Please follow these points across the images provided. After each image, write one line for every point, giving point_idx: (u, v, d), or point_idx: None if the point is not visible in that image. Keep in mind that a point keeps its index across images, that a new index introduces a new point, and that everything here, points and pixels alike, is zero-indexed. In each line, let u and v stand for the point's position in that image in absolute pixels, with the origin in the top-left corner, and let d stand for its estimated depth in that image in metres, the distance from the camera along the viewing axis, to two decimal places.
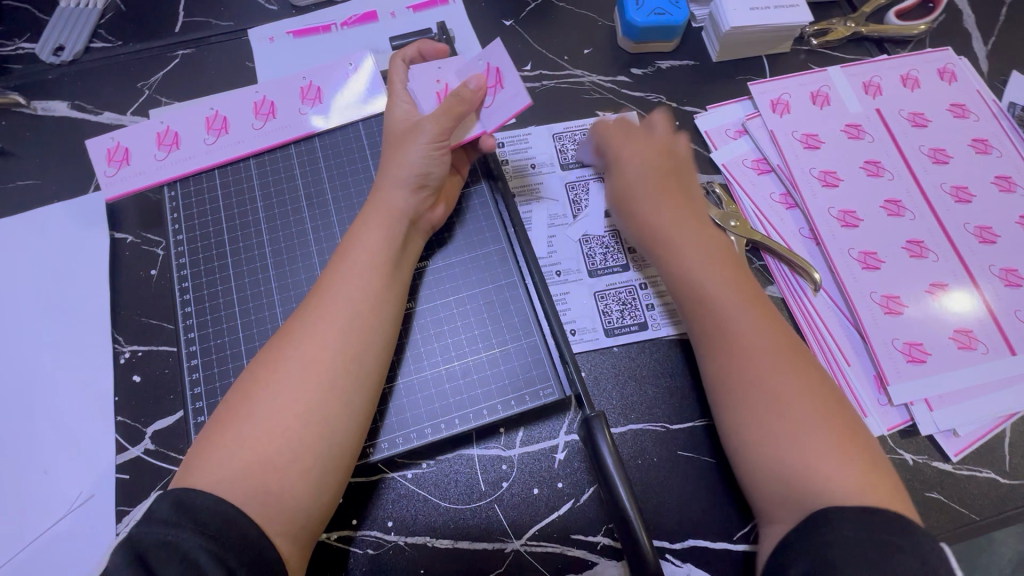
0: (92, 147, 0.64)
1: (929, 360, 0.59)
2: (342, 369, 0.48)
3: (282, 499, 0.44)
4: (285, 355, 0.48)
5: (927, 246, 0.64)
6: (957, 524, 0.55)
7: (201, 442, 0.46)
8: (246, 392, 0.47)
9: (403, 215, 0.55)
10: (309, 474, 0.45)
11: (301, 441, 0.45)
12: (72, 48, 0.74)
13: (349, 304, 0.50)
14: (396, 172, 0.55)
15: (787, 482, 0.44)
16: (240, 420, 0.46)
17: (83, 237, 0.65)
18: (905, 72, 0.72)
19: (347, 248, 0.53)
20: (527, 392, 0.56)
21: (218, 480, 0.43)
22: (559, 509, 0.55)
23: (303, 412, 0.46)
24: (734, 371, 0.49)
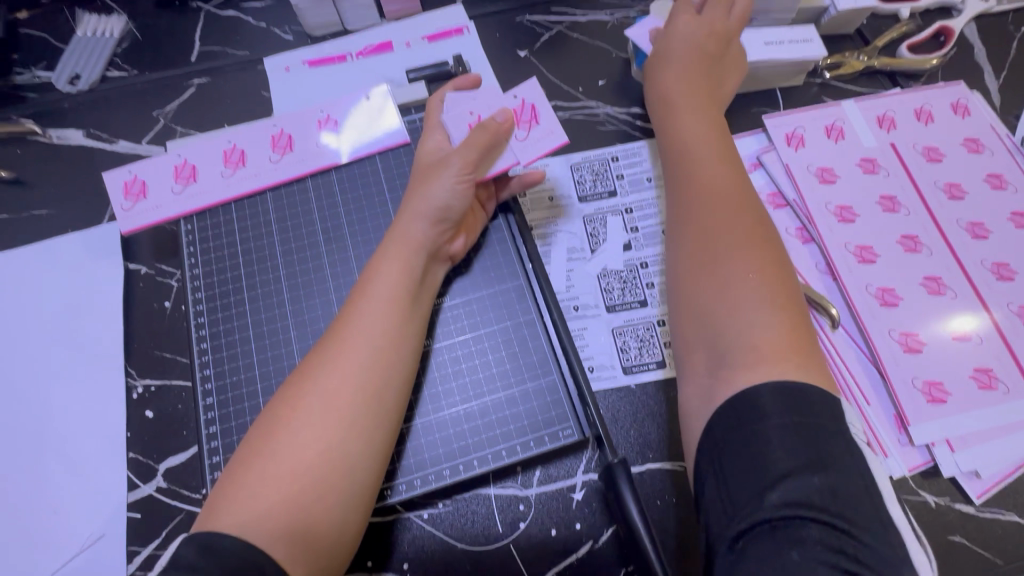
0: (109, 179, 0.63)
1: (949, 400, 0.59)
2: (364, 407, 0.48)
3: (304, 545, 0.43)
4: (306, 392, 0.47)
5: (945, 283, 0.64)
6: (981, 569, 0.54)
7: (223, 480, 0.45)
8: (268, 430, 0.47)
9: (423, 248, 0.55)
10: (331, 518, 0.44)
11: (322, 483, 0.45)
12: (88, 77, 0.74)
13: (370, 340, 0.50)
14: (418, 206, 0.55)
15: (708, 319, 0.48)
16: (262, 459, 0.45)
17: (96, 268, 0.65)
18: (918, 107, 0.73)
19: (370, 280, 0.53)
20: (546, 432, 0.55)
21: (239, 522, 0.42)
22: (577, 551, 0.55)
23: (325, 451, 0.45)
24: (693, 239, 0.52)
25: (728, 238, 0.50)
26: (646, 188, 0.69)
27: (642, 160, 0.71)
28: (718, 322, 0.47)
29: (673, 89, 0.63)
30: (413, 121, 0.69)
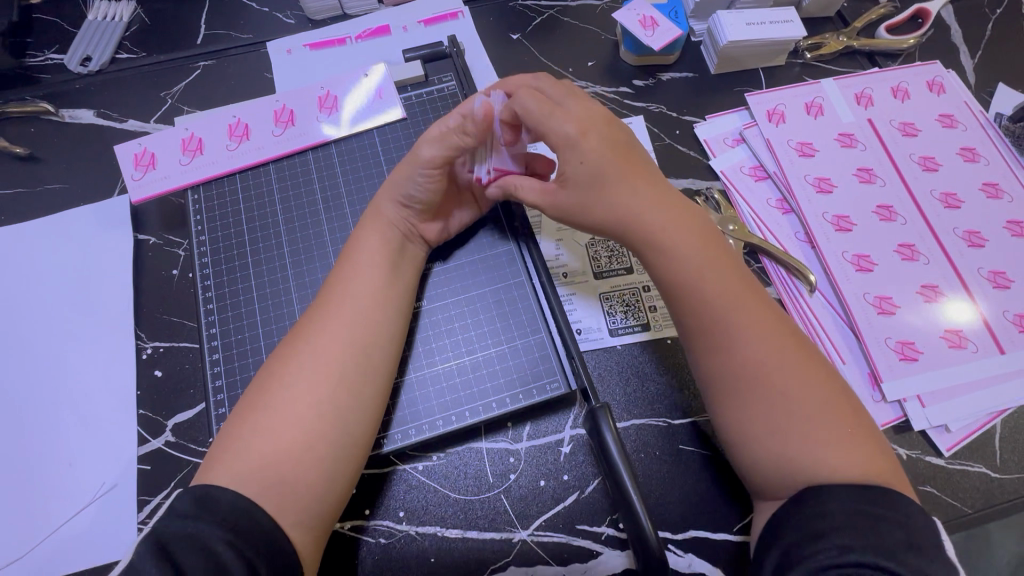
0: (120, 152, 0.67)
1: (921, 358, 0.62)
2: (350, 363, 0.51)
3: (296, 488, 0.46)
4: (296, 350, 0.51)
5: (918, 249, 0.67)
6: (949, 516, 0.57)
7: (221, 434, 0.48)
8: (262, 386, 0.50)
9: (399, 227, 0.58)
10: (322, 463, 0.47)
11: (312, 430, 0.47)
12: (99, 59, 0.77)
13: (355, 302, 0.53)
14: (390, 189, 0.58)
15: (785, 467, 0.46)
16: (256, 411, 0.48)
17: (107, 239, 0.68)
18: (895, 84, 0.76)
19: (351, 252, 0.56)
20: (535, 386, 0.58)
21: (235, 468, 0.45)
22: (564, 501, 0.57)
23: (314, 403, 0.48)
24: (740, 387, 0.48)
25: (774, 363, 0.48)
26: None
27: None
28: (803, 467, 0.45)
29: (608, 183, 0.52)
30: (409, 98, 0.72)
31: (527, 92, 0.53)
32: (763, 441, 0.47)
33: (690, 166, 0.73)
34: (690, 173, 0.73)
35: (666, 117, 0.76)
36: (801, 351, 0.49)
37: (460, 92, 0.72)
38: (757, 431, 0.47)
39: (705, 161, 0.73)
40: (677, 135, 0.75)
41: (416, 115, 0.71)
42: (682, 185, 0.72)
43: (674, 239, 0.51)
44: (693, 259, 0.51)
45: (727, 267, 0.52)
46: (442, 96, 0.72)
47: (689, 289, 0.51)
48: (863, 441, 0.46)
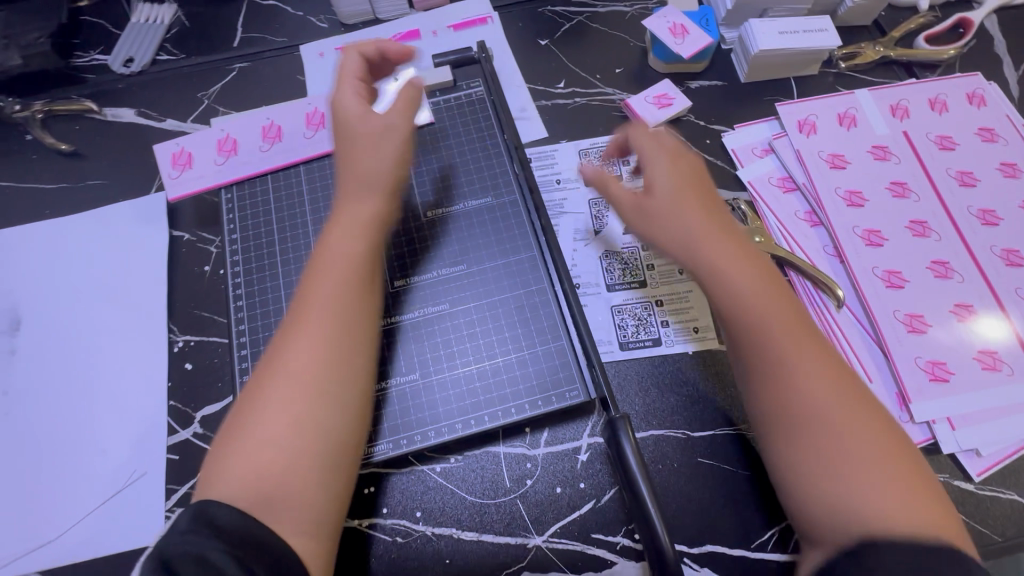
0: (158, 151, 0.70)
1: (952, 379, 0.60)
2: (335, 362, 0.48)
3: (290, 501, 0.44)
4: (273, 360, 0.48)
5: (952, 267, 0.65)
6: (977, 543, 0.55)
7: (213, 449, 0.46)
8: (242, 406, 0.47)
9: (383, 211, 0.55)
10: (313, 471, 0.45)
11: (296, 440, 0.45)
12: (141, 60, 0.80)
13: (329, 306, 0.49)
14: (365, 170, 0.55)
15: (831, 509, 0.43)
16: (246, 422, 0.46)
17: (144, 234, 0.70)
18: (932, 96, 0.74)
19: (332, 242, 0.53)
20: (554, 393, 0.59)
21: (230, 488, 0.43)
22: (580, 509, 0.57)
23: (300, 409, 0.46)
24: (795, 430, 0.45)
25: (824, 396, 0.45)
26: None
27: None
28: (852, 513, 0.42)
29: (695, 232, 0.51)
30: (437, 102, 0.73)
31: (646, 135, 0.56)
32: (822, 502, 0.43)
33: (717, 176, 0.72)
34: (717, 183, 0.72)
35: (694, 126, 0.75)
36: (857, 398, 0.46)
37: (487, 98, 0.73)
38: (788, 444, 0.46)
39: (733, 171, 0.73)
40: (706, 144, 0.74)
41: (444, 119, 0.72)
42: None
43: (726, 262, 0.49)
44: (746, 282, 0.49)
45: (779, 293, 0.50)
46: (469, 101, 0.73)
47: (741, 325, 0.49)
48: (926, 502, 0.42)
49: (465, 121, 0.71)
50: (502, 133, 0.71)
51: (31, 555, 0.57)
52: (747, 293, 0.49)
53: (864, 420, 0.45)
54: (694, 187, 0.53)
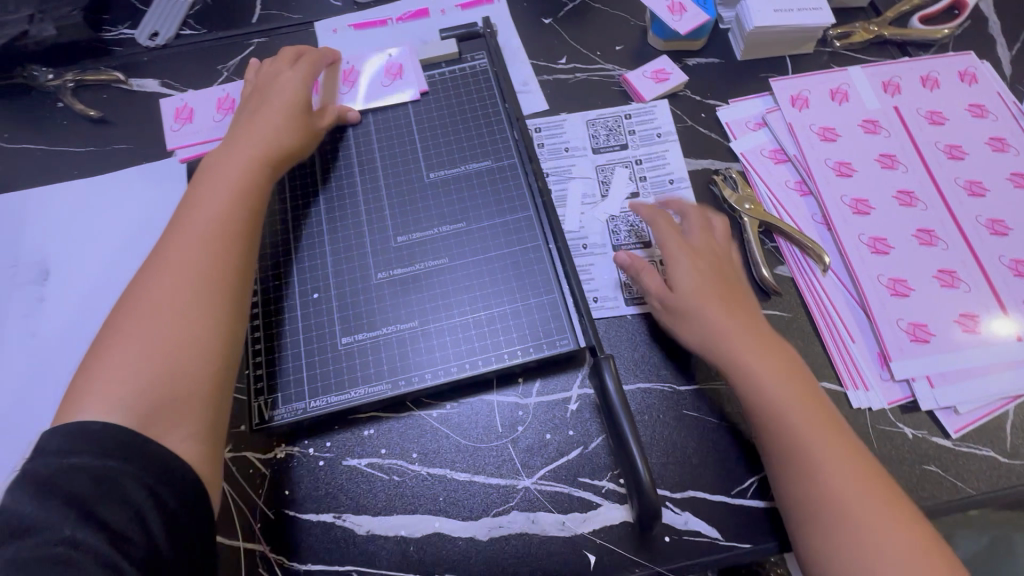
0: (165, 107, 0.80)
1: (933, 341, 0.62)
2: (204, 278, 0.53)
3: (175, 406, 0.47)
4: (145, 290, 0.51)
5: (937, 235, 0.67)
6: (952, 496, 0.57)
7: (77, 383, 0.48)
8: (112, 335, 0.50)
9: (263, 162, 0.62)
10: (194, 377, 0.49)
11: (170, 352, 0.49)
12: (165, 34, 0.85)
13: (202, 239, 0.54)
14: (251, 134, 0.63)
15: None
16: (111, 346, 0.49)
17: (165, 194, 0.74)
18: (924, 74, 0.76)
19: (202, 190, 0.59)
20: (546, 340, 0.62)
21: (106, 404, 0.45)
22: (568, 454, 0.60)
23: (169, 321, 0.50)
24: (827, 514, 0.50)
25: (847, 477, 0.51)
26: (656, 142, 0.75)
27: (653, 119, 0.76)
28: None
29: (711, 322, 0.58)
30: (442, 74, 0.76)
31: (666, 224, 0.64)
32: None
33: (710, 148, 0.75)
34: (710, 154, 0.74)
35: (690, 100, 0.78)
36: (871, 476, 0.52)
37: (490, 69, 0.76)
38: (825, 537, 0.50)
39: (726, 144, 0.75)
40: (701, 117, 0.77)
41: (447, 90, 0.75)
42: (700, 165, 0.74)
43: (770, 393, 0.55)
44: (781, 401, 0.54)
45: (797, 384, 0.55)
46: (473, 73, 0.76)
47: (772, 418, 0.54)
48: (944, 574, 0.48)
49: (468, 93, 0.75)
50: (503, 103, 0.74)
51: None
52: (784, 428, 0.53)
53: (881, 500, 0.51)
54: (719, 293, 0.60)
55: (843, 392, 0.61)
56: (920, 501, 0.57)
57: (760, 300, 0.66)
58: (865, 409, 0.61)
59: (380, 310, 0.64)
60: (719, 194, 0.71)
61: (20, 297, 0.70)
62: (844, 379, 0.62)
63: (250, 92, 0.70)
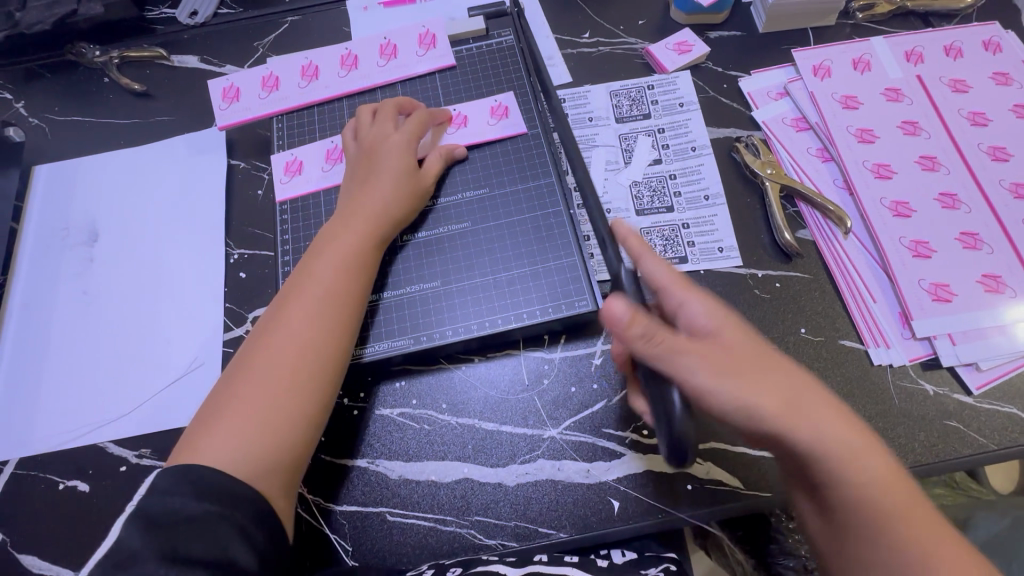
0: (275, 160, 0.74)
1: (955, 300, 0.62)
2: (311, 352, 0.55)
3: (276, 468, 0.51)
4: (263, 350, 0.55)
5: (960, 199, 0.67)
6: (971, 450, 0.58)
7: (196, 428, 0.52)
8: (227, 391, 0.53)
9: (376, 226, 0.62)
10: (292, 445, 0.53)
11: (277, 421, 0.52)
12: (204, 12, 0.88)
13: (315, 308, 0.56)
14: (365, 198, 0.63)
15: None
16: (228, 403, 0.53)
17: (205, 162, 0.78)
18: (948, 43, 0.76)
19: (319, 250, 0.60)
20: (564, 302, 0.63)
21: (217, 457, 0.50)
22: (593, 406, 0.62)
23: (271, 396, 0.53)
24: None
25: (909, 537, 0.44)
26: (678, 111, 0.76)
27: (675, 88, 0.78)
28: None
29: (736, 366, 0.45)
30: (469, 49, 0.77)
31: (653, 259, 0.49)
32: None
33: (731, 117, 0.76)
34: (731, 123, 0.76)
35: (712, 72, 0.79)
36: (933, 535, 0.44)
37: (517, 45, 0.78)
38: None
39: (748, 113, 0.76)
40: (723, 88, 0.78)
41: (474, 65, 0.76)
42: (722, 133, 0.75)
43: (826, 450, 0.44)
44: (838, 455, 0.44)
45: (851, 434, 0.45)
46: (500, 49, 0.77)
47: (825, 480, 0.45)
48: None
49: (494, 66, 0.76)
50: (529, 77, 0.75)
51: (108, 426, 0.65)
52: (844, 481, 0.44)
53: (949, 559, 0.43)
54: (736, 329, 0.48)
55: (863, 349, 0.63)
56: (938, 453, 0.58)
57: (779, 263, 0.67)
58: (885, 365, 0.62)
59: (404, 268, 0.67)
60: (741, 160, 0.73)
61: (71, 258, 0.74)
62: (865, 337, 0.63)
63: (356, 151, 0.68)
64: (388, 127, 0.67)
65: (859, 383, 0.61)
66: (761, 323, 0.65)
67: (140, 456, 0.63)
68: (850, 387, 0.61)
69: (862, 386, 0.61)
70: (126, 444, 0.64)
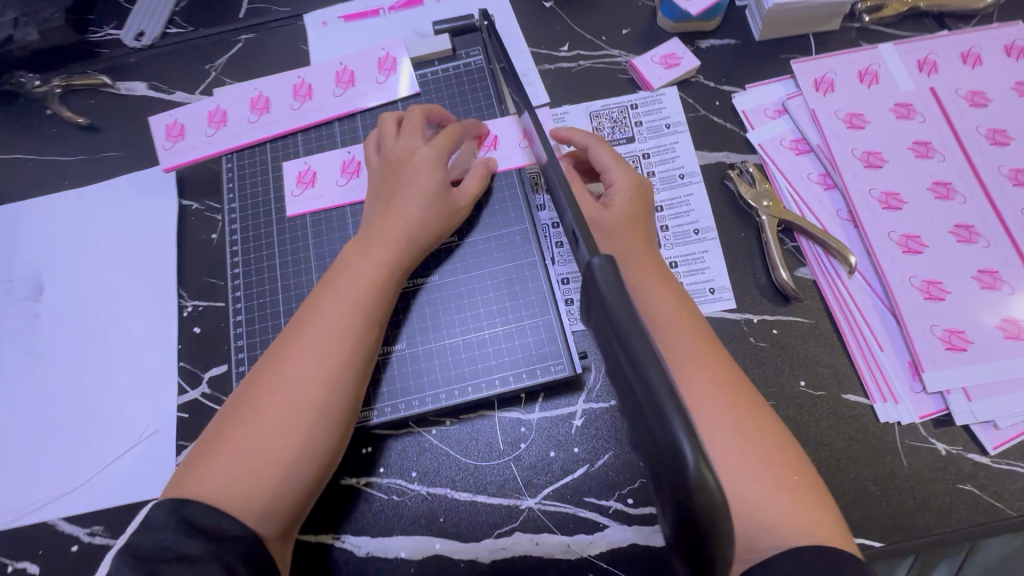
0: (287, 168, 0.68)
1: (970, 348, 0.57)
2: (331, 379, 0.48)
3: (277, 506, 0.45)
4: (281, 365, 0.49)
5: (977, 230, 0.61)
6: (989, 518, 0.53)
7: (203, 443, 0.47)
8: (240, 406, 0.48)
9: (409, 242, 0.55)
10: (299, 485, 0.46)
11: (287, 452, 0.46)
12: (151, 34, 0.81)
13: (338, 327, 0.50)
14: (399, 207, 0.56)
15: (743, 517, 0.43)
16: (231, 427, 0.47)
17: (155, 203, 0.72)
18: (965, 49, 0.69)
19: (351, 257, 0.54)
20: (539, 366, 0.58)
21: (216, 485, 0.44)
22: (573, 472, 0.57)
23: (281, 426, 0.46)
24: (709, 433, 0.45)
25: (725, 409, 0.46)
26: (665, 134, 0.70)
27: (662, 107, 0.71)
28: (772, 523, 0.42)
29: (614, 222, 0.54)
30: (435, 72, 0.71)
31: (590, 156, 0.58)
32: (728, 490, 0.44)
33: (725, 139, 0.69)
34: (724, 146, 0.69)
35: (704, 87, 0.72)
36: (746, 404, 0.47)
37: (486, 67, 0.71)
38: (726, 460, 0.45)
39: (743, 134, 0.69)
40: (716, 106, 0.71)
41: (440, 90, 0.70)
42: (714, 158, 0.68)
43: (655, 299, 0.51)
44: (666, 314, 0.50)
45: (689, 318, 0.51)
46: (468, 71, 0.71)
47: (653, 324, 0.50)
48: (812, 504, 0.44)
49: (462, 90, 0.70)
50: (499, 103, 0.69)
51: (58, 501, 0.61)
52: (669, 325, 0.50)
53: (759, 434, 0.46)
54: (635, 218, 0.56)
55: (870, 406, 0.57)
56: (953, 521, 0.53)
57: (778, 307, 0.61)
58: (893, 423, 0.56)
59: None
60: (735, 189, 0.66)
61: (16, 314, 0.69)
62: (872, 392, 0.57)
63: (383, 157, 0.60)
64: (419, 136, 0.59)
65: (866, 443, 0.56)
66: (759, 376, 0.59)
67: (92, 534, 0.59)
68: (855, 448, 0.56)
69: (868, 446, 0.56)
70: (77, 521, 0.60)
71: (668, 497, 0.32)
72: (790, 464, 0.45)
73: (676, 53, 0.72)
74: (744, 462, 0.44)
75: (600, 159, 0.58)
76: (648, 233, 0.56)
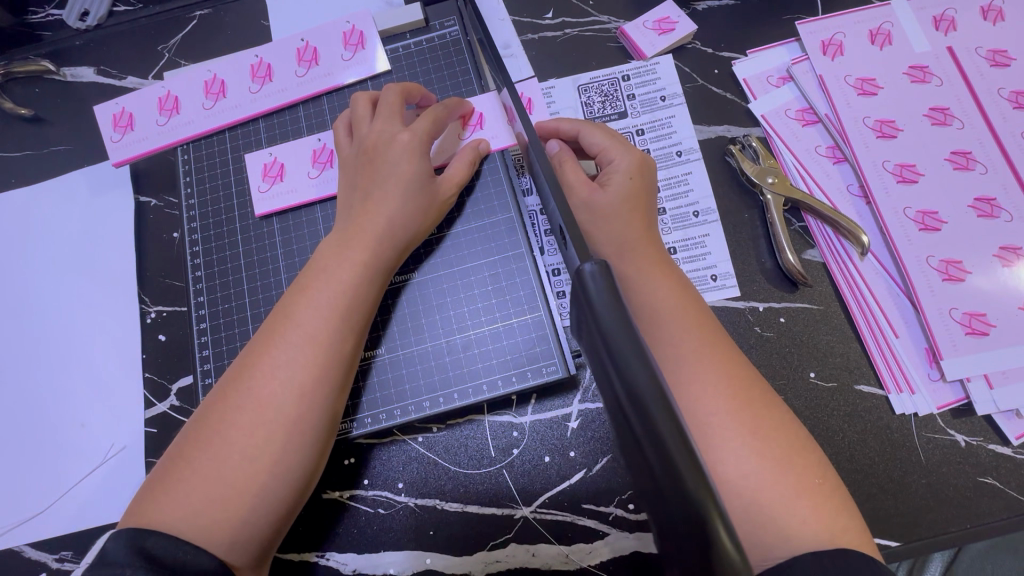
0: (251, 161, 0.62)
1: (992, 333, 0.53)
2: (305, 394, 0.44)
3: (249, 534, 0.41)
4: (250, 379, 0.44)
5: (999, 204, 0.56)
6: (1011, 511, 0.50)
7: (167, 463, 0.43)
8: (206, 424, 0.43)
9: (387, 239, 0.50)
10: (272, 509, 0.42)
11: (257, 475, 0.42)
12: (96, 12, 0.74)
13: (313, 336, 0.45)
14: (376, 198, 0.50)
15: (748, 527, 0.39)
16: (196, 449, 0.42)
17: (110, 201, 0.66)
18: (986, 3, 0.63)
19: (323, 258, 0.49)
20: (530, 368, 0.54)
21: (181, 512, 0.40)
22: (570, 478, 0.54)
23: (250, 449, 0.42)
24: (714, 442, 0.41)
25: (736, 414, 0.42)
26: (660, 107, 0.64)
27: (656, 78, 0.65)
28: (785, 541, 0.38)
29: (612, 211, 0.49)
30: (407, 47, 0.65)
31: (588, 138, 0.54)
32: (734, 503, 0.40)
33: (725, 111, 0.64)
34: (724, 119, 0.64)
35: (701, 55, 0.66)
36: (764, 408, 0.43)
37: (463, 39, 0.65)
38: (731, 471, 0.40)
39: (744, 105, 0.64)
40: (714, 74, 0.65)
41: (414, 67, 0.64)
42: (713, 133, 0.63)
43: (655, 293, 0.46)
44: (669, 311, 0.46)
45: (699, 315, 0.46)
46: (443, 44, 0.65)
47: (648, 321, 0.45)
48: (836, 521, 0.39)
49: (437, 66, 0.64)
50: (478, 79, 0.63)
51: (23, 527, 0.57)
52: (673, 325, 0.45)
53: (778, 441, 0.41)
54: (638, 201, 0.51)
55: (884, 397, 0.53)
56: (972, 517, 0.50)
57: (785, 293, 0.57)
58: (909, 415, 0.53)
59: None
60: (737, 166, 0.61)
61: None
62: (886, 382, 0.54)
63: (359, 139, 0.54)
64: (399, 117, 0.53)
65: (880, 437, 0.52)
66: (765, 368, 0.55)
67: (61, 560, 0.56)
68: (869, 443, 0.52)
69: (883, 440, 0.52)
70: (44, 547, 0.56)
71: (683, 554, 0.26)
72: (811, 466, 0.41)
73: (670, 18, 0.66)
74: (758, 470, 0.40)
75: (593, 142, 0.54)
76: (649, 220, 0.51)
